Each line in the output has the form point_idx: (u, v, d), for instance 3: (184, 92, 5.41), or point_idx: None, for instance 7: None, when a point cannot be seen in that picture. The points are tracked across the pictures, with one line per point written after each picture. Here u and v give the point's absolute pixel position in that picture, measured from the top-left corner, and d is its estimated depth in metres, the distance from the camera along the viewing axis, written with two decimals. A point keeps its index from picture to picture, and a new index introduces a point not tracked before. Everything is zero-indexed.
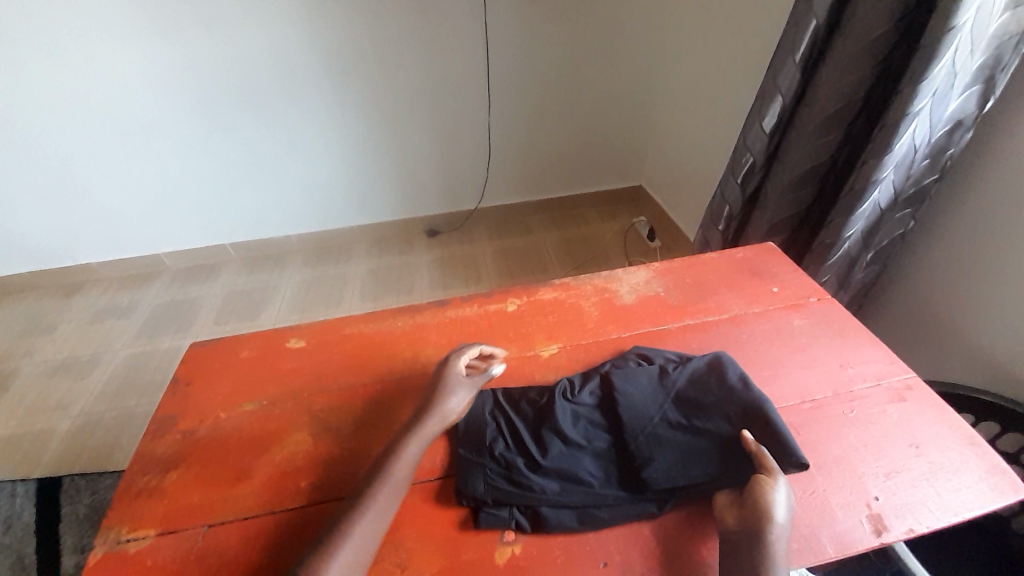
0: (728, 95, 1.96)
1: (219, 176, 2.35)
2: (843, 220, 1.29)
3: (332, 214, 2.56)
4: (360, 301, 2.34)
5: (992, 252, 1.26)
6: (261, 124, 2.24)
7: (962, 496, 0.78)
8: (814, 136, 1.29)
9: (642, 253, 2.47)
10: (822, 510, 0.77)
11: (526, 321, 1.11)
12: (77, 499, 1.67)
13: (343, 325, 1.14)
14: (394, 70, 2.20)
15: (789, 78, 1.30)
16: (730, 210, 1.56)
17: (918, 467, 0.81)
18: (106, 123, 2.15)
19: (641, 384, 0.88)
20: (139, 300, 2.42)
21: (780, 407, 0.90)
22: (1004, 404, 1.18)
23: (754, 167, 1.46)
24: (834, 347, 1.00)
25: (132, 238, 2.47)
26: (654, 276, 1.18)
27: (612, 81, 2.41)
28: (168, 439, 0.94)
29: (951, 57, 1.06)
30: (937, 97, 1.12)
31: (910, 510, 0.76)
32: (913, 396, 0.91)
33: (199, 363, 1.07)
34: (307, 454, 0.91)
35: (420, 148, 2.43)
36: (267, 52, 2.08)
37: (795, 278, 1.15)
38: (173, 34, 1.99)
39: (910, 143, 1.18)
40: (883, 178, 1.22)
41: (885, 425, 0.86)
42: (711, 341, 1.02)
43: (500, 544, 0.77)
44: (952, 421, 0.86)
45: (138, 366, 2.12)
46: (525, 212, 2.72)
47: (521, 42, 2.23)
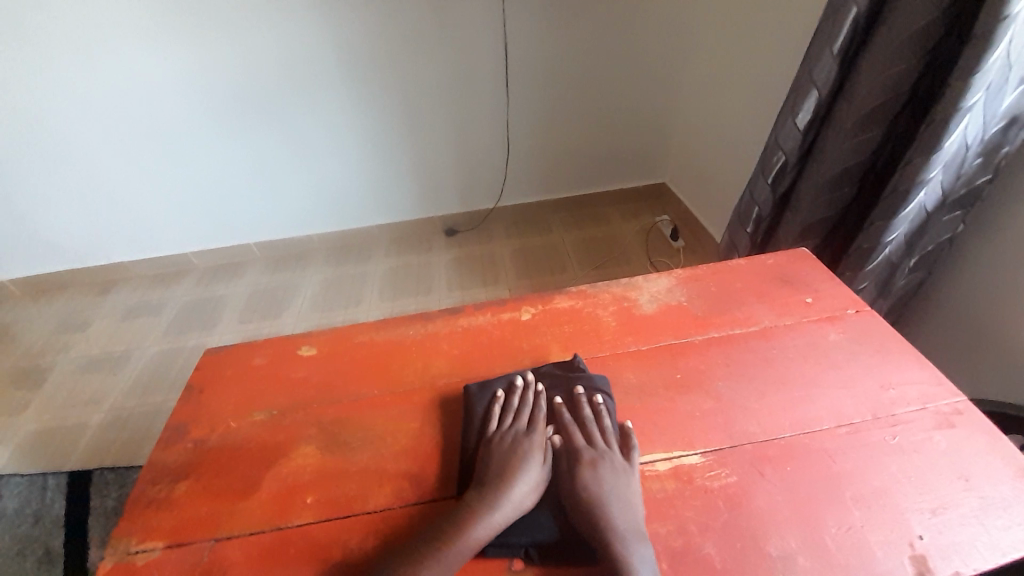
0: (758, 90, 1.86)
1: (240, 176, 2.38)
2: (883, 224, 1.20)
3: (351, 213, 2.56)
4: (378, 301, 2.34)
5: None
6: (279, 126, 2.25)
7: (1018, 538, 0.70)
8: (852, 133, 1.21)
9: (665, 254, 2.39)
10: (858, 549, 0.70)
11: (540, 331, 1.06)
12: (105, 494, 1.71)
13: (354, 333, 1.12)
14: (410, 70, 2.17)
15: (826, 71, 1.22)
16: (759, 211, 1.48)
17: (968, 503, 0.74)
18: (132, 125, 2.19)
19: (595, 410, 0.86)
20: (167, 298, 2.48)
21: (813, 431, 0.83)
22: None
23: (785, 167, 1.38)
24: (873, 365, 0.92)
25: (159, 238, 2.53)
26: (677, 284, 1.12)
27: (634, 76, 2.32)
28: (180, 448, 0.94)
29: (1008, 47, 0.96)
30: (991, 90, 1.02)
31: (959, 552, 0.69)
32: (962, 422, 0.83)
33: (213, 369, 1.07)
34: (314, 468, 0.89)
35: (438, 147, 2.41)
36: (283, 55, 2.08)
37: (830, 287, 1.07)
38: (193, 36, 2.01)
39: (961, 141, 1.08)
40: (930, 179, 1.12)
41: (931, 455, 0.79)
42: (737, 356, 0.96)
43: (508, 573, 0.73)
44: (1007, 452, 0.78)
45: (164, 363, 2.17)
46: (544, 211, 2.66)
47: (540, 38, 2.17)
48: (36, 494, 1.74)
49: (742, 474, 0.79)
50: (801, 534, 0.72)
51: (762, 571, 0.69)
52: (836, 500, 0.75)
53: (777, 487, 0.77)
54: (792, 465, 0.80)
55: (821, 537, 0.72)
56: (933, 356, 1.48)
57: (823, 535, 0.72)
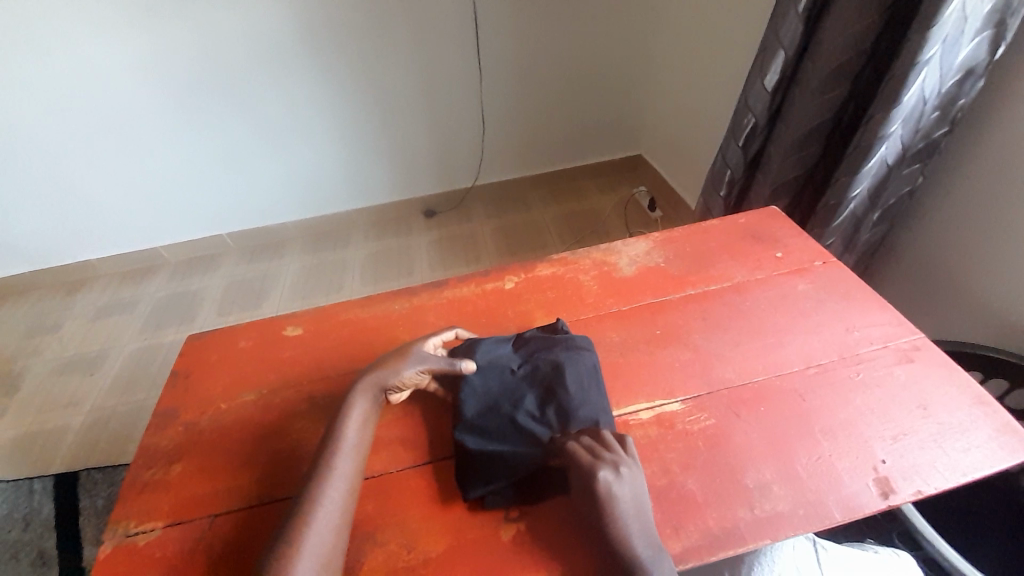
0: (728, 55, 1.88)
1: (209, 166, 2.31)
2: (848, 179, 1.25)
3: (328, 199, 2.52)
4: (361, 286, 2.33)
5: (1005, 207, 1.21)
6: (245, 113, 2.18)
7: (971, 457, 0.77)
8: (818, 92, 1.24)
9: (643, 224, 2.43)
10: (828, 475, 0.76)
11: (524, 298, 1.09)
12: (95, 493, 1.70)
13: (339, 311, 1.12)
14: (378, 49, 2.12)
15: (791, 31, 1.24)
16: (732, 174, 1.52)
17: (926, 429, 0.80)
18: (90, 118, 2.09)
19: (577, 369, 0.87)
20: (140, 295, 2.42)
21: (785, 374, 0.88)
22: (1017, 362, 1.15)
23: (755, 128, 1.41)
24: (839, 310, 0.97)
25: (127, 233, 2.45)
26: (654, 246, 1.15)
27: (607, 46, 2.31)
28: (171, 432, 0.94)
29: (961, 1, 1.00)
30: (946, 44, 1.06)
31: (918, 471, 0.75)
32: (921, 357, 0.89)
33: (198, 354, 1.07)
34: (309, 440, 0.91)
35: (411, 128, 2.37)
36: (243, 37, 2.00)
37: (799, 241, 1.11)
38: (146, 20, 1.91)
39: (919, 95, 1.12)
40: (890, 133, 1.17)
41: (892, 388, 0.85)
42: (713, 311, 1.00)
43: (505, 521, 0.77)
44: (961, 381, 0.85)
45: (144, 360, 2.13)
46: (522, 188, 2.66)
47: (510, 9, 2.13)
48: (23, 499, 1.72)
49: (720, 417, 0.84)
50: (776, 465, 0.78)
51: (741, 501, 0.74)
52: (807, 433, 0.80)
53: (754, 426, 0.82)
54: (766, 405, 0.84)
55: (794, 466, 0.77)
56: (897, 305, 1.57)
57: (796, 465, 0.77)
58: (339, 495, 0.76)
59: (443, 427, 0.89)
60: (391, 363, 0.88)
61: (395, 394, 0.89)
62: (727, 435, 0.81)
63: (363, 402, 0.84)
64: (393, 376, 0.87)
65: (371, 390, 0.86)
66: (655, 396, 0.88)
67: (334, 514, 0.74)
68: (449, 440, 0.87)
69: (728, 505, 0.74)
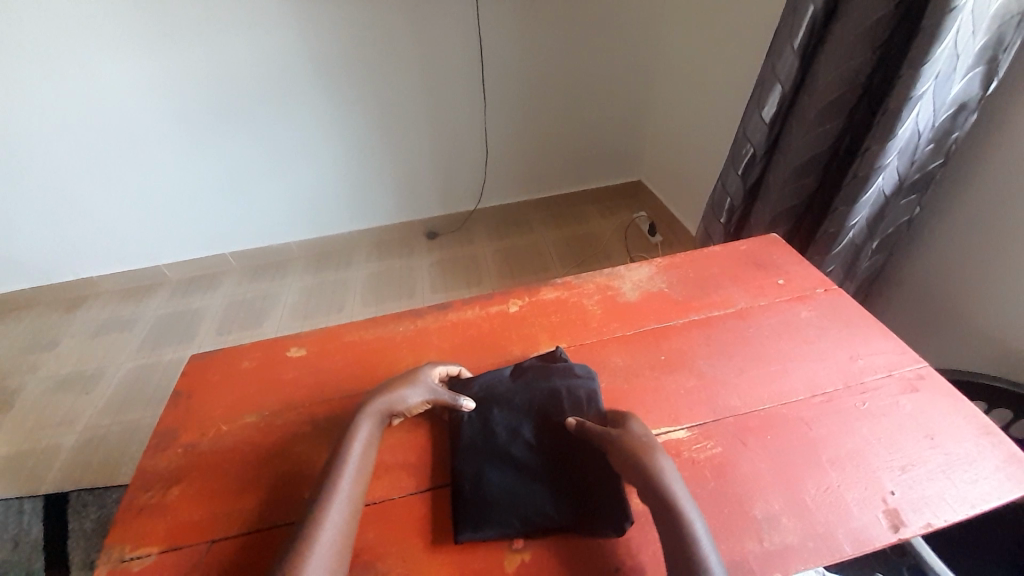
0: (726, 87, 1.94)
1: (217, 186, 2.34)
2: (847, 209, 1.27)
3: (331, 220, 2.55)
4: (362, 306, 2.33)
5: (1003, 237, 1.23)
6: (254, 135, 2.23)
7: (981, 488, 0.76)
8: (815, 124, 1.27)
9: (643, 248, 2.46)
10: (836, 506, 0.75)
11: (528, 322, 1.09)
12: (85, 515, 1.66)
13: (343, 332, 1.12)
14: (387, 76, 2.18)
15: (787, 66, 1.28)
16: (732, 202, 1.54)
17: (933, 459, 0.79)
18: (102, 138, 2.14)
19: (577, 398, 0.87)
20: (140, 313, 2.41)
21: (790, 402, 0.88)
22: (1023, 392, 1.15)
23: (754, 158, 1.44)
24: (842, 338, 0.98)
25: (131, 251, 2.46)
26: (657, 272, 1.16)
27: (608, 77, 2.39)
28: (170, 454, 0.93)
29: (952, 40, 1.04)
30: (939, 80, 1.09)
31: (929, 503, 0.75)
32: (926, 386, 0.89)
33: (200, 375, 1.06)
34: (310, 464, 0.90)
35: (416, 151, 2.42)
36: (255, 62, 2.06)
37: (800, 269, 1.13)
38: (163, 45, 1.98)
39: (913, 128, 1.16)
40: (887, 165, 1.19)
41: (898, 417, 0.85)
42: (716, 337, 1.00)
43: (510, 551, 0.76)
44: (967, 411, 0.85)
45: (141, 378, 2.12)
46: (524, 211, 2.70)
47: (514, 40, 2.20)
48: (12, 519, 1.68)
49: (726, 445, 0.83)
50: (783, 495, 0.77)
51: (749, 532, 0.73)
52: (814, 463, 0.80)
53: (760, 455, 0.81)
54: (773, 433, 0.84)
55: (803, 497, 0.76)
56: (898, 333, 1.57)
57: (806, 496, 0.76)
58: (341, 518, 0.74)
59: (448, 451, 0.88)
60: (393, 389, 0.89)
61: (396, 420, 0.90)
62: (734, 464, 0.81)
63: (369, 426, 0.85)
64: (397, 403, 0.88)
65: (377, 415, 0.87)
66: (660, 423, 0.87)
67: (335, 537, 0.72)
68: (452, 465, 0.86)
69: (736, 537, 0.73)
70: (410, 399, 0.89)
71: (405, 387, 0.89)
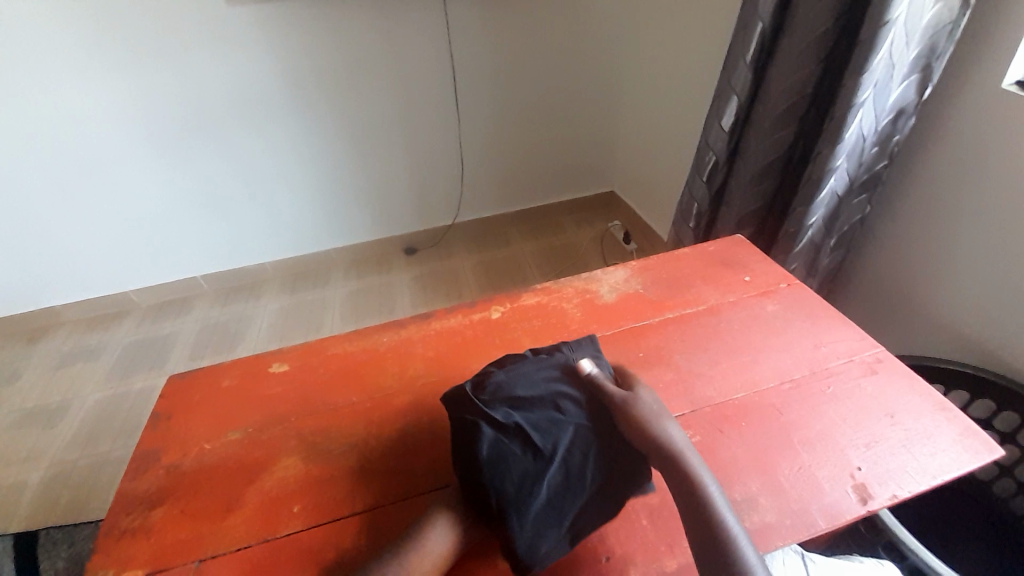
0: (689, 99, 2.05)
1: (187, 209, 2.31)
2: (805, 209, 1.35)
3: (308, 238, 2.54)
4: (341, 323, 2.32)
5: (946, 229, 1.33)
6: (225, 156, 2.22)
7: (938, 459, 0.82)
8: (771, 131, 1.36)
9: (619, 255, 2.53)
10: (810, 485, 0.79)
11: (511, 327, 1.12)
12: (54, 554, 1.58)
13: (326, 345, 1.12)
14: (360, 95, 2.22)
15: (742, 78, 1.37)
16: (699, 207, 1.62)
17: (895, 435, 0.85)
18: (66, 162, 2.08)
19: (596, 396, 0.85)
20: (109, 341, 2.33)
21: (762, 389, 0.93)
22: (973, 372, 1.23)
23: (717, 165, 1.52)
24: (807, 328, 1.04)
25: (96, 278, 2.39)
26: (632, 274, 1.21)
27: (578, 92, 2.48)
28: (151, 476, 0.91)
29: (887, 50, 1.13)
30: (878, 87, 1.19)
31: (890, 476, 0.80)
32: (884, 368, 0.95)
33: (179, 395, 1.05)
34: (298, 478, 0.89)
35: (392, 169, 2.45)
36: (226, 84, 2.07)
37: (764, 265, 1.19)
38: (130, 69, 1.96)
39: (859, 133, 1.25)
40: (837, 167, 1.28)
41: (861, 398, 0.90)
42: (690, 332, 1.05)
43: None
44: (922, 389, 0.91)
45: (112, 408, 2.04)
46: (501, 224, 2.75)
47: (486, 59, 2.28)
48: None
49: (704, 433, 0.87)
50: (759, 476, 0.81)
51: (731, 513, 0.77)
52: (787, 445, 0.84)
53: (737, 441, 0.85)
54: (749, 419, 0.88)
55: (778, 476, 0.80)
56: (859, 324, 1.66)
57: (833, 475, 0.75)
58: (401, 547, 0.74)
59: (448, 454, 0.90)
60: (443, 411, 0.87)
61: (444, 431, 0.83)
62: (712, 449, 0.85)
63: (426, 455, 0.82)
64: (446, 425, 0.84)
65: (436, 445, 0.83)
66: None
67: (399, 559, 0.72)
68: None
69: None
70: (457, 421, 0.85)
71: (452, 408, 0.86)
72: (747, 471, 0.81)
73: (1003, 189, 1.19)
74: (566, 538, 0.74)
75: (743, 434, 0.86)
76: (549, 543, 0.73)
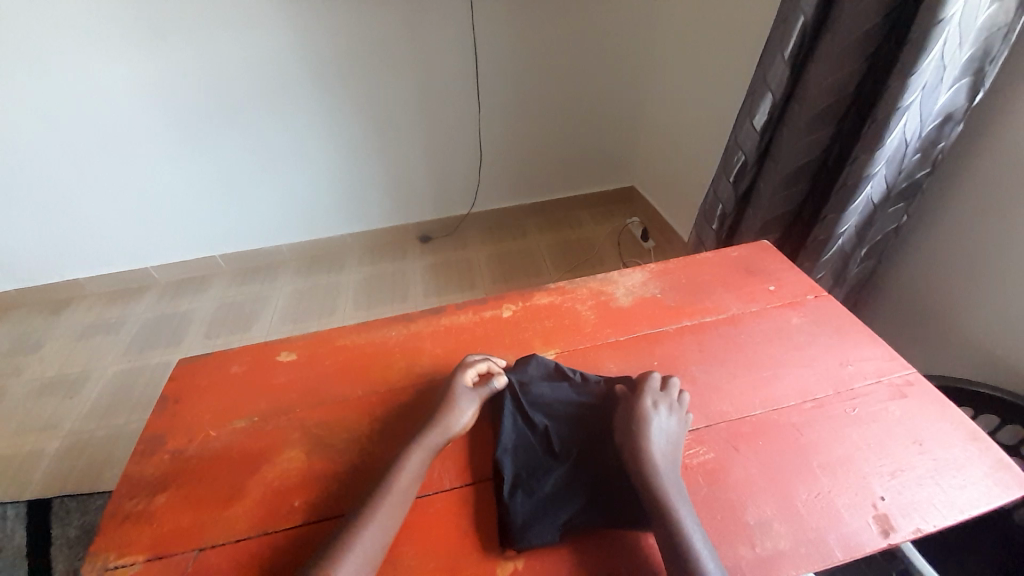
0: (719, 95, 1.97)
1: (207, 189, 2.32)
2: (836, 216, 1.29)
3: (324, 222, 2.53)
4: (353, 310, 2.32)
5: (988, 244, 1.25)
6: (246, 137, 2.22)
7: (968, 494, 0.77)
8: (805, 133, 1.29)
9: (637, 254, 2.47)
10: (828, 512, 0.75)
11: (522, 327, 1.09)
12: (68, 522, 1.62)
13: (334, 336, 1.11)
14: (381, 79, 2.19)
15: (778, 76, 1.30)
16: (723, 208, 1.56)
17: (922, 465, 0.80)
18: (91, 138, 2.10)
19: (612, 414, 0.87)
20: (128, 316, 2.38)
21: (781, 407, 0.89)
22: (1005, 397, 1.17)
23: (745, 166, 1.46)
24: (832, 344, 0.99)
25: (118, 253, 2.43)
26: (651, 277, 1.17)
27: (603, 83, 2.41)
28: (156, 460, 0.91)
29: (939, 51, 1.06)
30: (926, 90, 1.12)
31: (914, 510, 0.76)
32: (914, 392, 0.90)
33: (188, 379, 1.05)
34: (300, 471, 0.88)
35: (410, 156, 2.42)
36: (249, 64, 2.05)
37: (790, 275, 1.14)
38: (155, 46, 1.96)
39: (901, 138, 1.18)
40: (875, 173, 1.21)
41: (888, 422, 0.85)
42: (709, 342, 1.01)
43: (502, 558, 0.75)
44: (955, 417, 0.86)
45: (128, 382, 2.08)
46: (518, 216, 2.70)
47: (511, 46, 2.22)
48: None
49: (718, 451, 0.83)
50: (774, 500, 0.78)
51: (742, 538, 0.73)
52: (806, 469, 0.80)
53: (752, 461, 0.82)
54: (766, 438, 0.84)
55: (794, 502, 0.77)
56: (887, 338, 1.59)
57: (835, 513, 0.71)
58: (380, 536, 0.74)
59: (451, 455, 0.88)
60: (440, 412, 0.88)
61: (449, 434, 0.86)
62: (724, 470, 0.81)
63: (419, 457, 0.83)
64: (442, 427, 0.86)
65: (431, 446, 0.84)
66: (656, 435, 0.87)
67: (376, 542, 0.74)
68: (460, 470, 0.86)
69: (729, 543, 0.73)
70: (462, 421, 0.88)
71: (453, 408, 0.89)
72: (762, 495, 0.78)
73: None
74: (558, 526, 0.76)
75: (759, 455, 0.82)
76: (540, 526, 0.76)
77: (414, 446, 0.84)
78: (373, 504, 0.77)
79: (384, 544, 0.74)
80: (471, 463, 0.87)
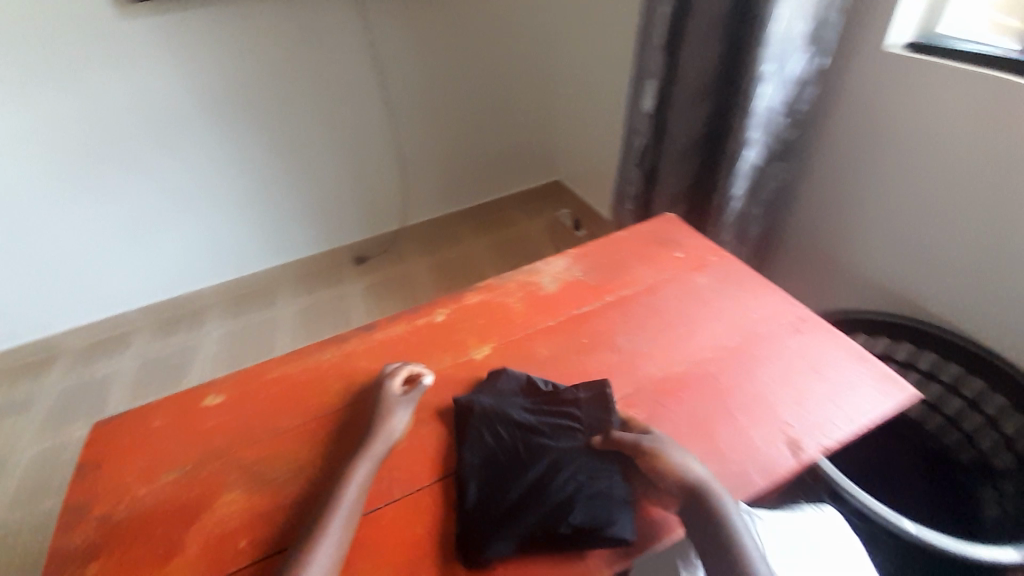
0: (617, 87, 2.11)
1: (110, 238, 2.14)
2: (728, 182, 1.41)
3: (247, 258, 2.42)
4: (292, 343, 2.23)
5: (858, 189, 1.42)
6: (145, 176, 2.06)
7: (858, 406, 0.88)
8: (689, 110, 1.41)
9: (571, 243, 2.55)
10: (746, 445, 0.83)
11: (457, 328, 1.11)
12: None
13: (263, 369, 1.08)
14: (285, 104, 2.12)
15: (655, 59, 1.42)
16: (633, 188, 1.66)
17: (819, 388, 0.90)
18: None
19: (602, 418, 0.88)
20: (36, 391, 2.14)
21: (700, 360, 0.97)
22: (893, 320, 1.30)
23: (645, 147, 1.57)
24: (738, 296, 1.08)
25: (15, 325, 2.19)
26: (573, 262, 1.22)
27: (509, 86, 2.48)
28: (79, 531, 0.84)
29: (780, 25, 1.20)
30: (780, 61, 1.25)
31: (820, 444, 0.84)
32: (808, 327, 1.01)
33: (106, 441, 0.97)
34: (241, 512, 0.85)
35: (327, 177, 2.36)
36: (135, 99, 1.91)
37: (694, 241, 1.24)
38: (23, 91, 1.77)
39: (767, 105, 1.31)
40: (752, 140, 1.34)
41: (788, 357, 0.95)
42: (632, 312, 1.08)
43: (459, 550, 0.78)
44: (845, 344, 0.97)
45: (50, 463, 1.88)
46: (450, 223, 2.70)
47: (413, 56, 2.23)
48: None
49: (648, 407, 0.90)
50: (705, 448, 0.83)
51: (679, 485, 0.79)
52: (724, 411, 0.88)
53: (678, 413, 0.88)
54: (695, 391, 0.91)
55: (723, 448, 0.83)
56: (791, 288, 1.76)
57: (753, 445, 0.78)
58: (329, 553, 0.74)
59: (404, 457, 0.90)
60: (378, 423, 0.89)
61: (389, 440, 0.88)
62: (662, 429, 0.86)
63: (365, 468, 0.83)
64: (382, 435, 0.88)
65: (375, 456, 0.85)
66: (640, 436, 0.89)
67: (328, 557, 0.74)
68: (408, 475, 0.87)
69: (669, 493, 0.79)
70: (397, 427, 0.90)
71: (389, 416, 0.90)
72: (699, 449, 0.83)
73: (905, 144, 1.29)
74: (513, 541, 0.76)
75: (689, 408, 0.89)
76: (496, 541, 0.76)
77: (358, 458, 0.84)
78: (317, 524, 0.76)
79: (337, 560, 0.74)
80: (418, 465, 0.88)
